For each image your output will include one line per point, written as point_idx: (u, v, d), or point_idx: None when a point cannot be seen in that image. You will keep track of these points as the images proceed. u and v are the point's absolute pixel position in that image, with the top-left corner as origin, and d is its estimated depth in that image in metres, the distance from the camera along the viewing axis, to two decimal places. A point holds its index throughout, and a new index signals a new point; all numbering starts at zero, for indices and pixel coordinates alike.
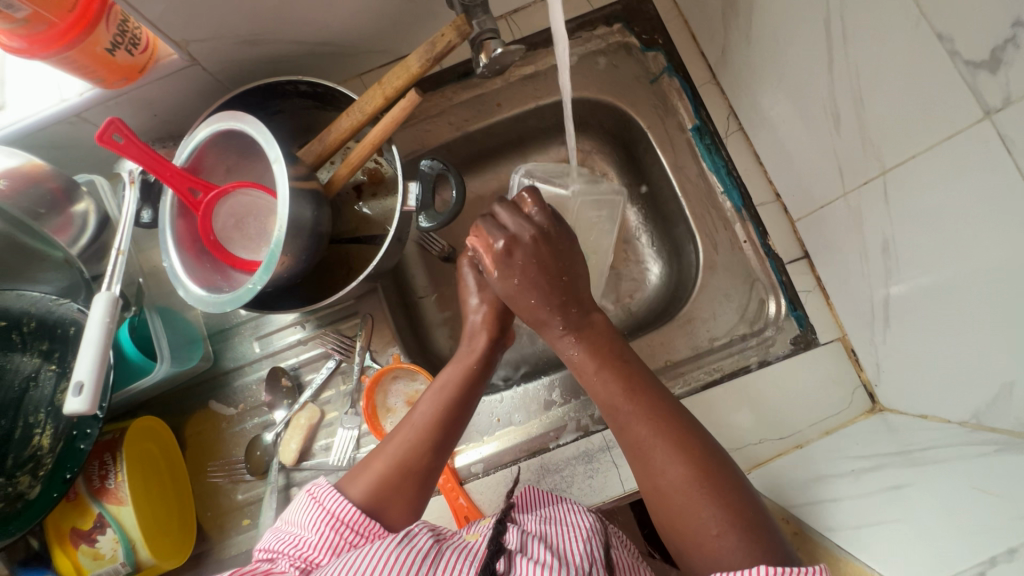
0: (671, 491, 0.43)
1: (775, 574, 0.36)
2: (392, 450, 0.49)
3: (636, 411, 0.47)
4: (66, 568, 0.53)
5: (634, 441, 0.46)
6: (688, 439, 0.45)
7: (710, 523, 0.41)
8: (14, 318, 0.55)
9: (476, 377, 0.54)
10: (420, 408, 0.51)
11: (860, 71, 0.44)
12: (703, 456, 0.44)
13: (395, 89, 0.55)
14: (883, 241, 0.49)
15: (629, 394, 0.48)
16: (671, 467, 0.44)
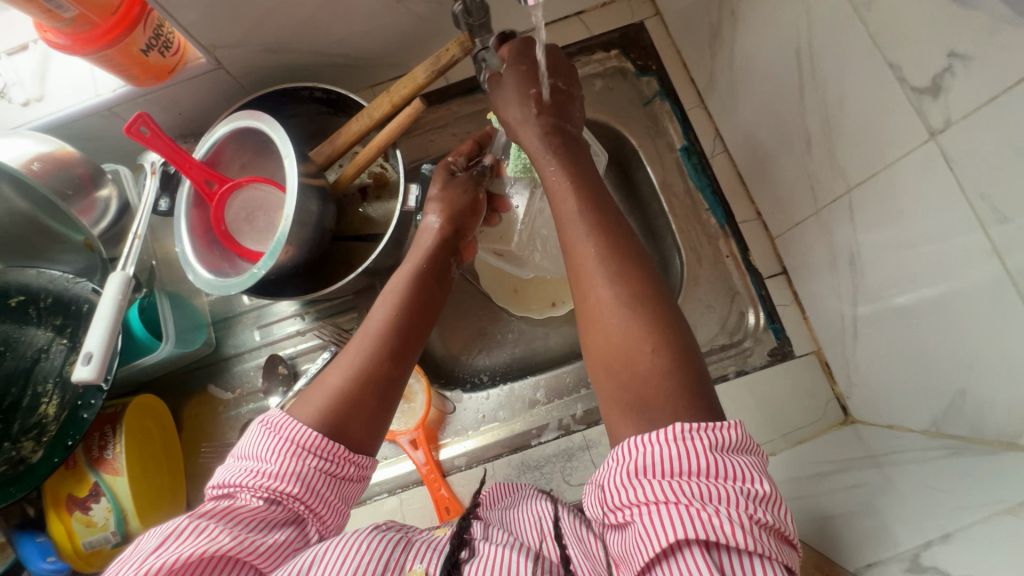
0: (610, 321, 0.43)
1: (694, 426, 0.36)
2: (346, 359, 0.47)
3: (589, 230, 0.47)
4: (59, 534, 0.55)
5: (579, 266, 0.47)
6: (628, 270, 0.45)
7: (644, 341, 0.41)
8: (32, 293, 0.58)
9: (425, 277, 0.55)
10: (373, 317, 0.51)
11: (826, 95, 0.48)
12: (644, 289, 0.44)
13: (402, 97, 0.60)
14: (851, 256, 0.52)
15: (580, 215, 0.49)
16: (612, 286, 0.44)
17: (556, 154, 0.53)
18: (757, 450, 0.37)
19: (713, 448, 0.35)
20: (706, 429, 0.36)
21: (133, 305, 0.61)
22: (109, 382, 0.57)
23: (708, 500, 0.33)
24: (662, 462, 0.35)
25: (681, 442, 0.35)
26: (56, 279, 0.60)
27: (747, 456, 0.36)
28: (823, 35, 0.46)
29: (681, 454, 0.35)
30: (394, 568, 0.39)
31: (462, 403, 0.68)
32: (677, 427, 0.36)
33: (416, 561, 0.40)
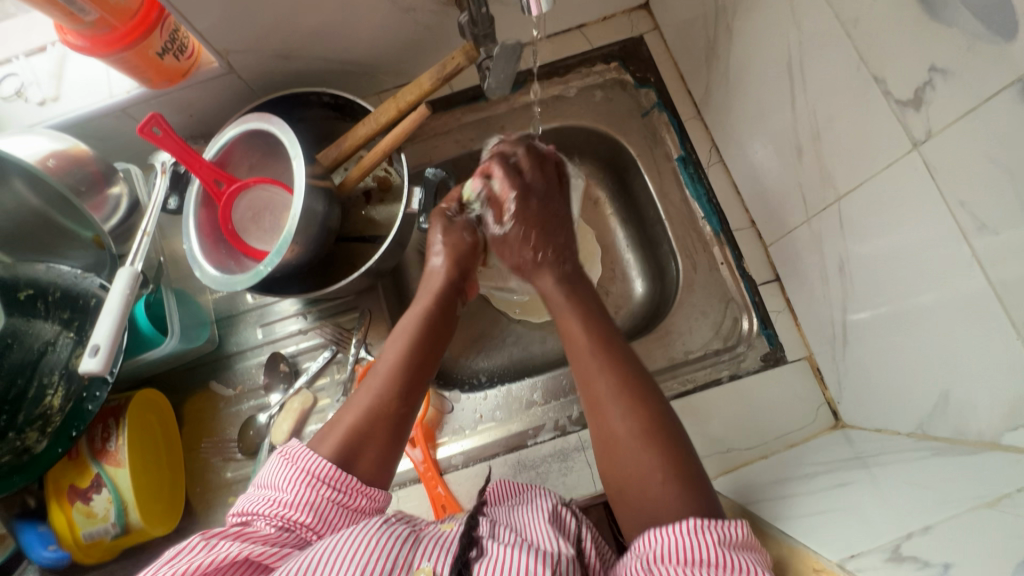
0: (623, 444, 0.46)
1: (703, 523, 0.39)
2: (363, 399, 0.50)
3: (600, 356, 0.50)
4: (60, 524, 0.56)
5: (590, 388, 0.49)
6: (642, 394, 0.48)
7: (656, 472, 0.44)
8: (41, 287, 0.59)
9: (434, 321, 0.57)
10: (384, 355, 0.54)
11: (816, 108, 0.50)
12: (653, 412, 0.47)
13: (408, 103, 0.62)
14: (840, 263, 0.54)
15: (587, 335, 0.52)
16: (625, 421, 0.46)
17: (561, 284, 0.57)
18: (761, 548, 0.40)
19: (721, 543, 0.39)
20: (714, 524, 0.39)
21: (140, 299, 0.62)
22: (113, 377, 0.59)
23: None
24: (676, 549, 0.39)
25: (692, 535, 0.39)
26: (64, 275, 0.61)
27: (753, 554, 0.40)
28: (813, 51, 0.48)
29: (693, 545, 0.38)
30: (402, 567, 0.40)
31: (460, 403, 0.69)
32: (690, 522, 0.39)
33: (424, 559, 0.41)
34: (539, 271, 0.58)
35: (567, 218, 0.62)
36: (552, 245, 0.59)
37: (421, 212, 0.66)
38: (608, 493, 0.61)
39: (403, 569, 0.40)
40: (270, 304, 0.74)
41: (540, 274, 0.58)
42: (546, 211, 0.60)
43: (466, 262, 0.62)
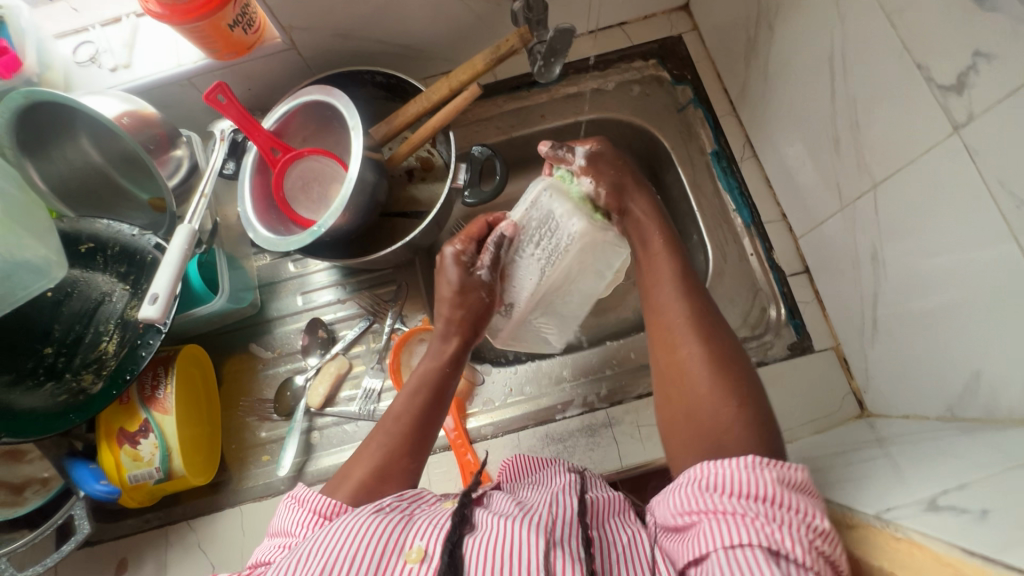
0: (694, 371, 0.47)
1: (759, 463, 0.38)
2: (373, 454, 0.51)
3: (679, 291, 0.52)
4: (108, 464, 0.59)
5: (665, 322, 0.51)
6: (715, 332, 0.49)
7: (729, 398, 0.45)
8: (103, 241, 0.64)
9: (446, 378, 0.56)
10: (397, 408, 0.54)
11: (856, 99, 0.52)
12: (728, 348, 0.48)
13: (460, 82, 0.65)
14: (873, 251, 0.56)
15: (673, 282, 0.53)
16: (698, 347, 0.48)
17: (651, 230, 0.57)
18: (818, 495, 0.39)
19: (780, 481, 0.37)
20: (775, 464, 0.38)
21: (194, 257, 0.65)
22: (166, 327, 0.60)
23: (769, 518, 0.35)
24: (734, 482, 0.38)
25: (751, 469, 0.38)
26: (123, 232, 0.65)
27: (811, 498, 0.38)
28: (856, 44, 0.51)
29: (750, 479, 0.37)
30: (395, 546, 0.40)
31: (491, 376, 0.71)
32: (749, 457, 0.39)
33: (416, 539, 0.41)
34: (630, 194, 0.58)
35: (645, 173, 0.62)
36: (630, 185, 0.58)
37: (466, 188, 0.67)
38: (635, 469, 0.62)
39: (395, 549, 0.39)
40: (309, 273, 0.77)
41: (627, 205, 0.58)
42: (621, 162, 0.60)
43: (469, 333, 0.59)
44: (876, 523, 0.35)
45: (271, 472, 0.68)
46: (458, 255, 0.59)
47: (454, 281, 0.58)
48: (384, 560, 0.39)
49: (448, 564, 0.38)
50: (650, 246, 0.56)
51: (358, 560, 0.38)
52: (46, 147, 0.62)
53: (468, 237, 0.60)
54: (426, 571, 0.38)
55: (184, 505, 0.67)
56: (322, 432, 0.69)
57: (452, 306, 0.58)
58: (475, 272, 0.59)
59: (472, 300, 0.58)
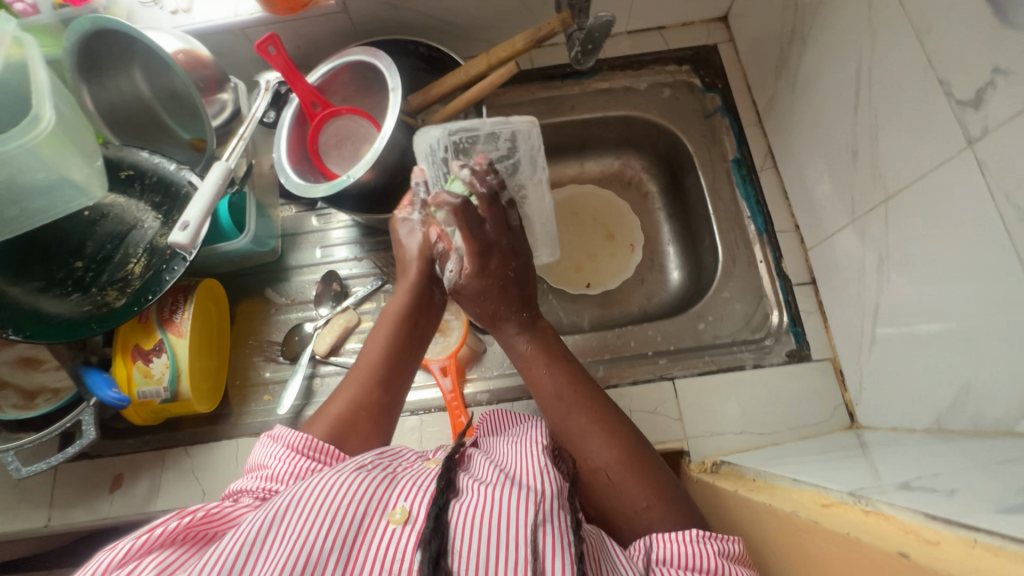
0: (602, 479, 0.48)
1: (704, 534, 0.41)
2: (353, 388, 0.54)
3: (574, 402, 0.51)
4: (120, 375, 0.61)
5: (566, 431, 0.50)
6: (617, 429, 0.50)
7: (639, 498, 0.46)
8: (142, 170, 0.67)
9: (411, 314, 0.60)
10: (368, 350, 0.58)
11: (878, 112, 0.54)
12: (631, 443, 0.49)
13: (499, 59, 0.67)
14: (879, 262, 0.57)
15: (559, 394, 0.52)
16: (604, 452, 0.48)
17: (543, 358, 0.55)
18: (748, 560, 0.43)
19: (722, 554, 0.41)
20: (715, 537, 0.42)
21: (224, 197, 0.67)
22: (191, 258, 0.62)
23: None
24: (680, 555, 0.41)
25: (694, 542, 0.41)
26: (162, 164, 0.67)
27: (742, 567, 0.42)
28: (884, 59, 0.52)
29: (694, 551, 0.40)
30: (379, 504, 0.40)
31: (493, 346, 0.73)
32: (693, 530, 0.42)
33: (400, 500, 0.41)
34: (499, 325, 0.57)
35: (530, 268, 0.58)
36: (505, 310, 0.56)
37: None
38: None
39: (380, 508, 0.40)
40: (330, 229, 0.80)
41: (501, 324, 0.57)
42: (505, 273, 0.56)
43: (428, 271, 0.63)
44: (847, 500, 0.36)
45: (271, 411, 0.70)
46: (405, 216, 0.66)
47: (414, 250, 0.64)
48: (367, 517, 0.39)
49: (434, 527, 0.38)
50: (527, 358, 0.55)
51: (339, 516, 0.38)
52: (101, 73, 0.66)
53: (409, 201, 0.66)
54: (409, 534, 0.38)
55: (184, 432, 0.69)
56: (325, 380, 0.71)
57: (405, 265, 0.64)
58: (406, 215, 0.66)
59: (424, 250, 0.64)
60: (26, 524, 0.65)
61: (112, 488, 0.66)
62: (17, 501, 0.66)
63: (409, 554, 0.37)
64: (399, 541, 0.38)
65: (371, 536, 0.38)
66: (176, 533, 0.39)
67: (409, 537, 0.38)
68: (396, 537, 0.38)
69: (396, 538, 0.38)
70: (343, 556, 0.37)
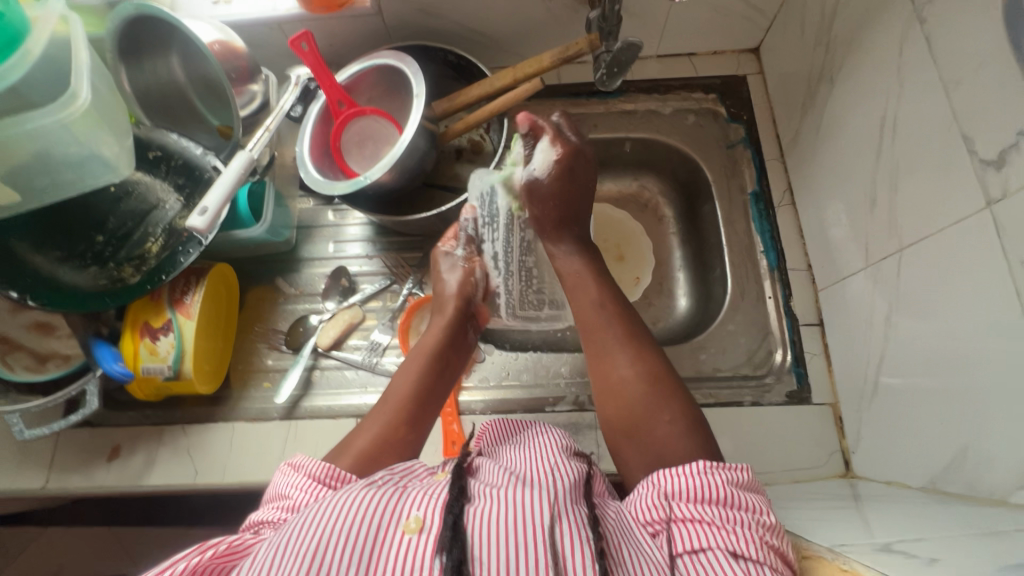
0: (627, 389, 0.52)
1: (707, 466, 0.43)
2: (380, 423, 0.54)
3: (608, 318, 0.56)
4: (127, 350, 0.63)
5: (600, 337, 0.55)
6: (644, 348, 0.54)
7: (661, 412, 0.50)
8: (169, 152, 0.69)
9: (444, 348, 0.61)
10: (398, 381, 0.58)
11: (900, 162, 0.53)
12: (657, 366, 0.53)
13: (524, 75, 0.68)
14: (889, 312, 0.56)
15: (603, 307, 0.57)
16: (630, 367, 0.53)
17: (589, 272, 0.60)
18: (760, 488, 0.45)
19: (729, 483, 0.43)
20: (723, 467, 0.44)
21: (245, 185, 0.68)
22: (207, 241, 0.64)
23: (726, 522, 0.40)
24: (692, 490, 0.42)
25: (701, 475, 0.43)
26: (189, 148, 0.69)
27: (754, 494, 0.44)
28: (910, 110, 0.52)
29: (703, 484, 0.42)
30: (392, 516, 0.40)
31: (492, 356, 0.73)
32: (701, 463, 0.43)
33: (414, 509, 0.41)
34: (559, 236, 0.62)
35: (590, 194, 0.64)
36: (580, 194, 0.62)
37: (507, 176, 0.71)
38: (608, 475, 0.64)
39: (394, 519, 0.40)
40: (345, 225, 0.81)
41: (561, 236, 0.62)
42: (575, 182, 0.61)
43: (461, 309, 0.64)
44: (827, 555, 0.36)
45: (269, 398, 0.71)
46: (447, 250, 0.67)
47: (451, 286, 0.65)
48: (382, 530, 0.39)
49: (452, 534, 0.38)
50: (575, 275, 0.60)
51: (352, 531, 0.39)
52: (140, 56, 0.68)
53: (453, 235, 0.67)
54: (426, 542, 0.38)
55: (184, 410, 0.71)
56: (325, 373, 0.72)
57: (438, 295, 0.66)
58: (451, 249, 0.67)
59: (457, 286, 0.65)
60: (25, 485, 0.67)
61: (109, 458, 0.68)
62: (18, 461, 0.68)
63: (428, 560, 0.37)
64: (416, 550, 0.38)
65: (388, 546, 0.38)
66: (195, 568, 0.40)
67: (426, 545, 0.38)
68: (412, 546, 0.38)
69: (412, 547, 0.38)
70: (361, 565, 0.37)
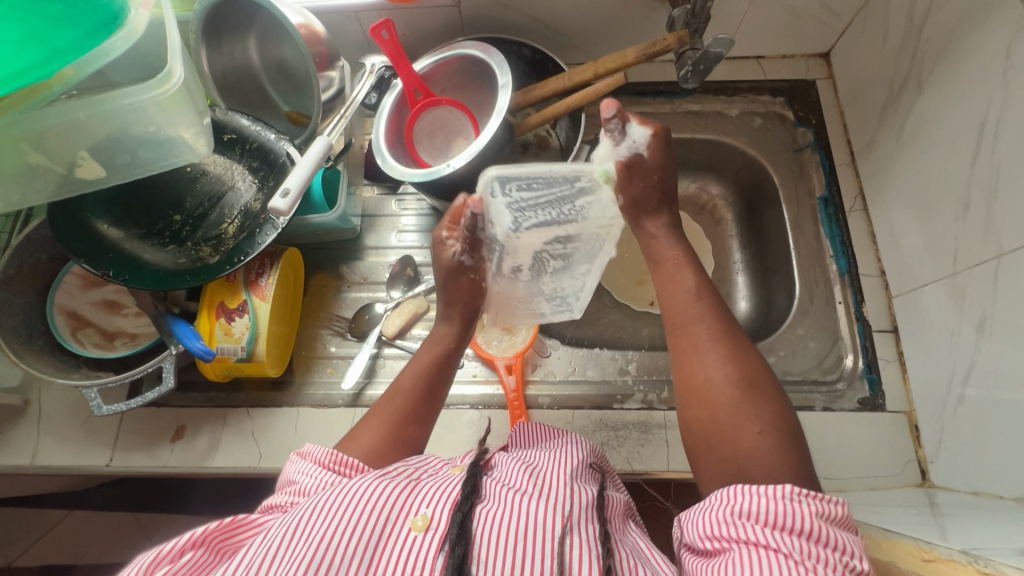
0: (715, 390, 0.49)
1: (797, 493, 0.40)
2: (384, 421, 0.55)
3: (702, 314, 0.54)
4: (203, 329, 0.63)
5: (687, 336, 0.53)
6: (742, 350, 0.51)
7: (752, 423, 0.47)
8: (244, 136, 0.68)
9: (449, 354, 0.61)
10: (403, 377, 0.59)
11: (1002, 166, 0.53)
12: (754, 370, 0.50)
13: (607, 69, 0.67)
14: (980, 320, 0.55)
15: (693, 303, 0.55)
16: (723, 367, 0.50)
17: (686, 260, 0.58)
18: (857, 529, 0.41)
19: (819, 515, 0.39)
20: (814, 497, 0.40)
21: (320, 171, 0.68)
22: (282, 225, 0.63)
23: (804, 555, 0.38)
24: (767, 512, 0.40)
25: (786, 501, 0.40)
26: (263, 133, 0.68)
27: (848, 532, 0.41)
28: (1016, 115, 0.51)
29: (786, 511, 0.39)
30: (401, 511, 0.43)
31: (557, 351, 0.73)
32: (787, 487, 0.40)
33: (422, 507, 0.43)
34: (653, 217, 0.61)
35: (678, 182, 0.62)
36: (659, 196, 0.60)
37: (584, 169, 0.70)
38: (679, 475, 0.63)
39: (402, 516, 0.42)
40: (404, 214, 0.81)
41: (647, 220, 0.61)
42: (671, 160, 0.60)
43: (463, 320, 0.63)
44: (958, 558, 0.36)
45: (333, 384, 0.71)
46: (444, 240, 0.61)
47: (440, 268, 0.62)
48: (391, 525, 0.42)
49: (458, 534, 0.41)
50: (667, 267, 0.58)
51: (364, 522, 0.41)
52: (221, 39, 0.68)
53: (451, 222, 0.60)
54: (431, 540, 0.41)
55: (247, 393, 0.70)
56: (388, 361, 0.72)
57: (445, 289, 0.63)
58: (457, 256, 0.61)
59: (461, 286, 0.62)
60: (89, 461, 0.66)
61: (173, 438, 0.67)
62: (82, 436, 0.67)
63: (431, 560, 0.40)
64: (419, 548, 0.41)
65: (395, 542, 0.41)
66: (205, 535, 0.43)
67: (430, 543, 0.41)
68: (418, 543, 0.41)
69: (417, 544, 0.41)
70: (367, 558, 0.40)
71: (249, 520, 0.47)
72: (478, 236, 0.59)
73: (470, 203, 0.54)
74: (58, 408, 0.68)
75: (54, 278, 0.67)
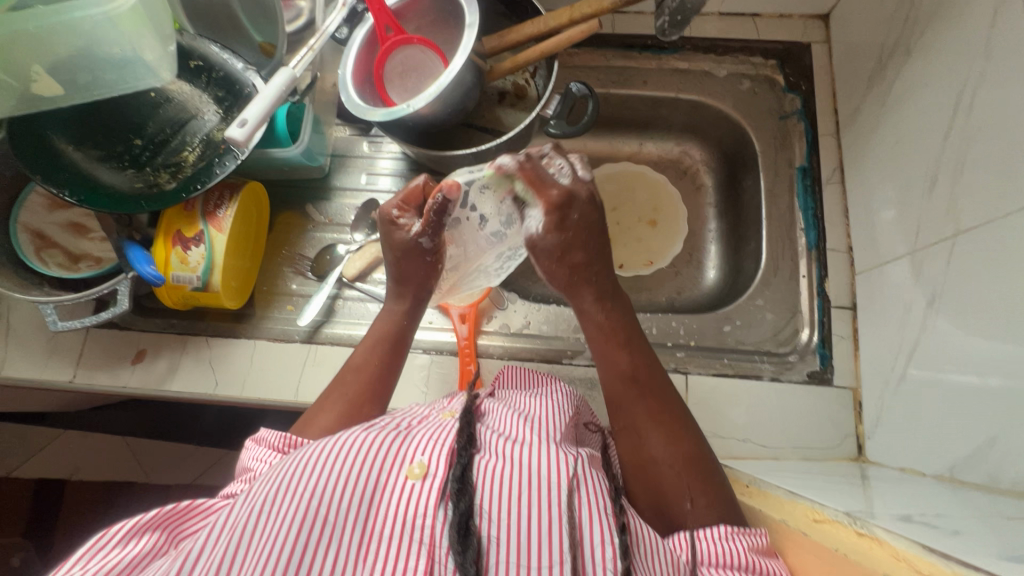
0: (653, 466, 0.49)
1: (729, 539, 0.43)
2: (342, 402, 0.54)
3: (641, 391, 0.52)
4: (159, 256, 0.64)
5: (624, 415, 0.52)
6: (677, 425, 0.50)
7: (694, 496, 0.47)
8: (210, 64, 0.67)
9: (400, 336, 0.59)
10: (356, 354, 0.58)
11: (972, 142, 0.51)
12: (691, 442, 0.50)
13: (583, 14, 0.63)
14: (930, 299, 0.55)
15: (631, 377, 0.52)
16: (665, 447, 0.49)
17: (621, 323, 0.54)
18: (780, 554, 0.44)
19: (752, 549, 0.42)
20: (744, 532, 0.43)
21: (285, 105, 0.67)
22: (243, 156, 0.63)
23: None
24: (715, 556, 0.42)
25: (721, 541, 0.42)
26: (230, 62, 0.66)
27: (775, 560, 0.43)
28: (993, 86, 0.49)
29: (724, 550, 0.42)
30: (396, 460, 0.42)
31: (514, 305, 0.73)
32: (722, 528, 0.43)
33: (418, 454, 0.42)
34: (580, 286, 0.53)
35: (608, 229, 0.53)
36: (585, 270, 0.52)
37: (552, 118, 0.67)
38: None
39: (396, 464, 0.41)
40: (379, 157, 0.81)
41: (581, 287, 0.53)
42: (590, 221, 0.51)
43: (416, 296, 0.60)
44: (842, 519, 0.37)
45: (291, 320, 0.73)
46: (398, 220, 0.57)
47: (393, 249, 0.57)
48: (385, 474, 0.41)
49: (460, 487, 0.39)
50: (607, 336, 0.53)
51: (352, 480, 0.40)
52: None
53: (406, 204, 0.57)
54: (429, 488, 0.40)
55: (208, 322, 0.72)
56: (347, 302, 0.73)
57: (397, 267, 0.58)
58: (416, 237, 0.56)
59: (416, 266, 0.58)
60: (53, 376, 0.69)
61: (134, 361, 0.69)
62: (47, 352, 0.69)
63: (430, 511, 0.39)
64: (418, 494, 0.40)
65: (389, 490, 0.40)
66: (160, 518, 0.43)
67: (428, 490, 0.40)
68: (415, 491, 0.40)
69: (415, 493, 0.40)
70: (360, 512, 0.39)
71: (205, 506, 0.45)
72: (443, 219, 0.56)
73: (443, 187, 0.53)
74: (25, 323, 0.70)
75: (19, 195, 0.68)
